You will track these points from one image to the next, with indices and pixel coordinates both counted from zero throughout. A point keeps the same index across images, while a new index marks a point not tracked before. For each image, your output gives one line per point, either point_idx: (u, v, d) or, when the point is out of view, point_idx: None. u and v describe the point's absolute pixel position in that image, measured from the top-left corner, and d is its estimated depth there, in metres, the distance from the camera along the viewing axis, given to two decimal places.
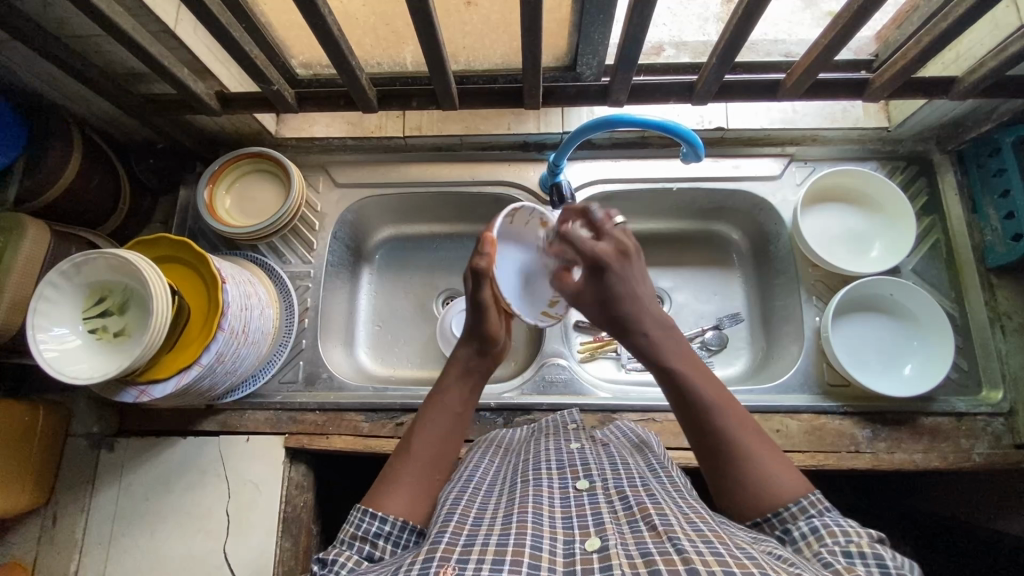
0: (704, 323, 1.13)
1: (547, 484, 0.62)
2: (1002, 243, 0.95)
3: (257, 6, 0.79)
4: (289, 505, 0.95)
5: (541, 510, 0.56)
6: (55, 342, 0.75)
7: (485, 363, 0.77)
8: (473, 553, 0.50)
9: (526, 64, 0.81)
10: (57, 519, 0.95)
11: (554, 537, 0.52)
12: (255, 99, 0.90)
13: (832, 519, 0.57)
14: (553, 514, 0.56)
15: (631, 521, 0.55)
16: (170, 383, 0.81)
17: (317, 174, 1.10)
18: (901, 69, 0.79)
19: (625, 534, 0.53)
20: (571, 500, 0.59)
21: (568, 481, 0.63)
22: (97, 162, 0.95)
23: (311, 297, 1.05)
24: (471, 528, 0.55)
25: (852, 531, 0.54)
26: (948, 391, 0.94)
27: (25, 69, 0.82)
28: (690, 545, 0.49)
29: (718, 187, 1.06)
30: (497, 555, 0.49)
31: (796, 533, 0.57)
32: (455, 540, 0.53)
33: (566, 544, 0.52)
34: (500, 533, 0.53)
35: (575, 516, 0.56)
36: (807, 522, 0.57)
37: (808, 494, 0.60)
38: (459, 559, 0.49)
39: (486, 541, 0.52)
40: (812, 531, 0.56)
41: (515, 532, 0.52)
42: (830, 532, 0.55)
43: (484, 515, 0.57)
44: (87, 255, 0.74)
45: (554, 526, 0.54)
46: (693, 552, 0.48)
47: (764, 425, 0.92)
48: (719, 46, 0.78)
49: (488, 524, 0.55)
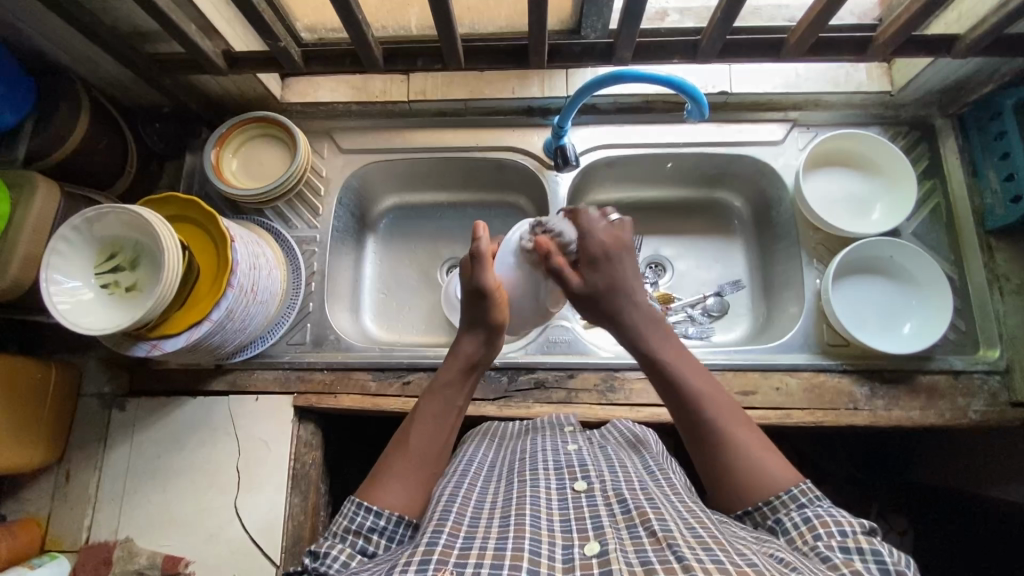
0: (705, 290, 1.14)
1: (545, 485, 0.65)
2: (1001, 206, 0.96)
3: None
4: (298, 462, 0.97)
5: (538, 512, 0.58)
6: (68, 295, 0.76)
7: (490, 353, 0.78)
8: (471, 558, 0.51)
9: (533, 22, 0.82)
10: (70, 475, 0.97)
11: (552, 541, 0.54)
12: (261, 58, 0.90)
13: (825, 509, 0.58)
14: (551, 517, 0.58)
15: (631, 525, 0.56)
16: (181, 338, 0.82)
17: (322, 140, 1.11)
18: (905, 25, 0.80)
19: (624, 539, 0.54)
20: (568, 501, 0.61)
21: (567, 483, 0.65)
22: (105, 124, 0.95)
23: (318, 261, 1.06)
24: (468, 530, 0.56)
25: (844, 520, 0.56)
26: (946, 351, 0.95)
27: (33, 26, 0.82)
28: (691, 553, 0.50)
29: (721, 152, 1.07)
30: (495, 559, 0.50)
31: (788, 522, 0.59)
32: (452, 542, 0.53)
33: (565, 548, 0.53)
34: (498, 536, 0.54)
35: (574, 519, 0.58)
36: (799, 512, 0.59)
37: (800, 483, 0.62)
38: (457, 562, 0.50)
39: (482, 544, 0.53)
40: (805, 521, 0.58)
41: (512, 535, 0.54)
42: (822, 523, 0.57)
43: (481, 516, 0.59)
44: (99, 210, 0.75)
45: (552, 529, 0.56)
46: (693, 559, 0.49)
47: (764, 383, 0.94)
48: (723, 2, 0.78)
49: (485, 526, 0.57)
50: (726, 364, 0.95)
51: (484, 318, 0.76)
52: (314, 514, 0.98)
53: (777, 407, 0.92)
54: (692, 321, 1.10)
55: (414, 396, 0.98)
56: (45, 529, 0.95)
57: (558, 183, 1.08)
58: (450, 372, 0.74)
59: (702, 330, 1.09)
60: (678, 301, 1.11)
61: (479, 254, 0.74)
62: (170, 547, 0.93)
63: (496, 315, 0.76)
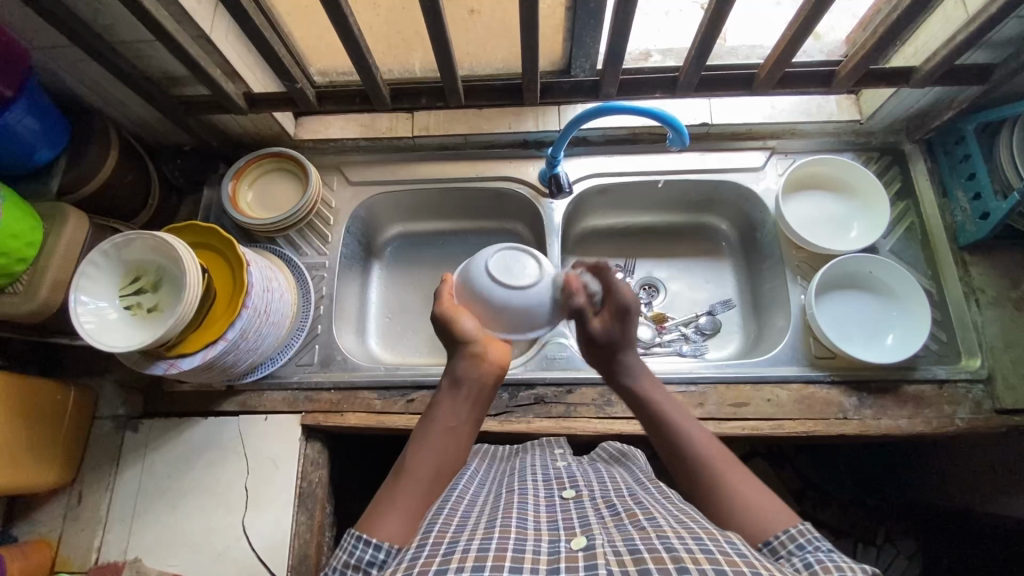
0: (697, 309, 1.19)
1: (534, 493, 0.69)
2: (971, 223, 1.02)
3: (271, 8, 0.88)
4: (305, 480, 0.99)
5: (525, 515, 0.62)
6: (93, 314, 0.82)
7: (478, 370, 0.76)
8: (454, 561, 0.52)
9: (527, 64, 0.90)
10: (82, 496, 0.99)
11: (538, 538, 0.57)
12: (278, 99, 0.98)
13: (825, 554, 0.55)
14: (537, 519, 0.61)
15: (619, 524, 0.59)
16: (197, 357, 0.87)
17: (332, 174, 1.18)
18: (862, 59, 0.88)
19: (612, 534, 0.57)
20: (556, 506, 0.65)
21: (556, 491, 0.70)
22: (131, 161, 1.03)
23: (326, 286, 1.12)
24: (452, 534, 0.58)
25: (848, 567, 0.52)
26: (929, 361, 0.99)
27: (71, 73, 0.91)
28: (680, 544, 0.53)
29: (706, 178, 1.14)
30: (477, 560, 0.51)
31: (793, 569, 0.55)
32: (436, 550, 0.55)
33: (551, 542, 0.56)
34: (482, 537, 0.56)
35: (561, 519, 0.62)
36: (801, 559, 0.55)
37: (795, 526, 0.60)
38: (438, 568, 0.51)
39: (466, 546, 0.55)
40: (807, 565, 0.54)
41: (497, 536, 0.56)
42: (823, 569, 0.52)
43: (465, 522, 0.62)
44: (128, 235, 0.81)
45: (538, 528, 0.59)
46: (683, 551, 0.51)
47: (756, 395, 0.98)
48: (696, 40, 0.86)
49: (469, 530, 0.59)
50: (718, 378, 0.98)
51: (459, 334, 0.78)
52: (319, 534, 0.99)
53: (769, 419, 0.96)
54: (685, 340, 1.14)
55: (417, 413, 1.01)
56: (55, 550, 0.97)
57: (552, 211, 1.14)
58: (444, 393, 0.76)
59: (696, 348, 1.13)
60: (671, 320, 1.16)
61: (440, 292, 0.82)
62: (178, 567, 0.94)
63: (464, 330, 0.78)
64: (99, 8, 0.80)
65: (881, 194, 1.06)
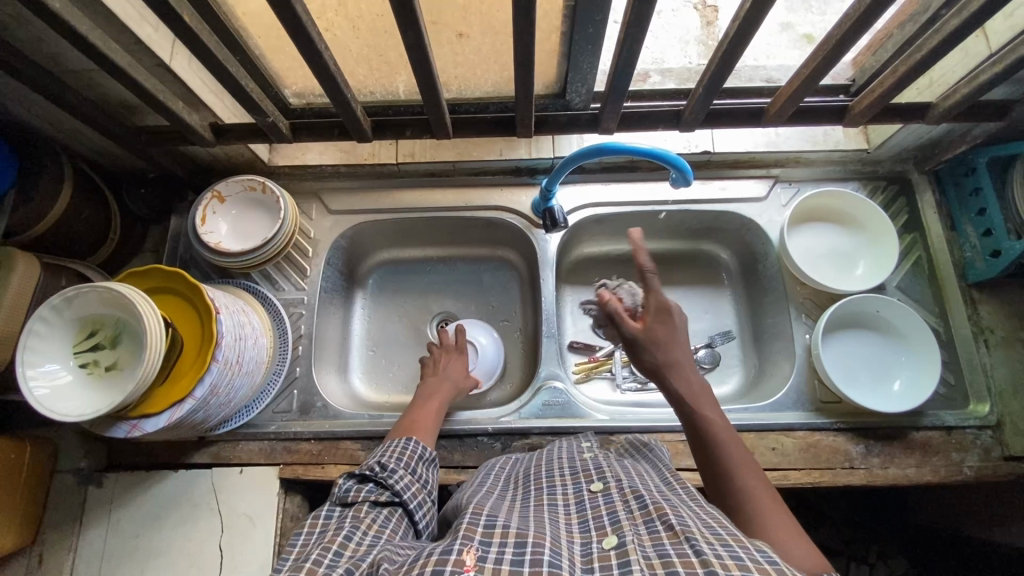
0: (695, 341, 1.14)
1: (561, 493, 0.63)
2: (981, 259, 0.98)
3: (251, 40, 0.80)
4: (285, 537, 0.93)
5: (557, 517, 0.58)
6: (46, 379, 0.74)
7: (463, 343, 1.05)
8: (496, 535, 0.51)
9: (520, 94, 0.83)
10: (44, 558, 0.92)
11: (571, 539, 0.53)
12: (249, 130, 0.91)
13: None
14: (569, 521, 0.57)
15: (648, 520, 0.53)
16: (162, 418, 0.79)
17: (310, 202, 1.11)
18: (878, 98, 0.82)
19: (642, 534, 0.51)
20: (585, 503, 0.60)
21: (583, 486, 0.63)
22: (87, 193, 0.94)
23: (305, 324, 1.05)
24: (489, 512, 0.57)
25: None
26: (937, 406, 0.96)
27: (13, 103, 0.81)
28: (709, 547, 0.46)
29: (707, 208, 1.08)
30: (520, 536, 0.50)
31: None
32: (476, 519, 0.54)
33: (583, 545, 0.52)
34: (518, 520, 0.55)
35: (591, 519, 0.56)
36: None
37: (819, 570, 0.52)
38: (482, 540, 0.50)
39: (506, 522, 0.53)
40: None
41: (534, 524, 0.54)
42: None
43: (503, 508, 0.60)
44: (78, 289, 0.73)
45: (570, 531, 0.55)
46: (712, 554, 0.45)
47: (760, 444, 0.93)
48: (705, 78, 0.80)
49: (507, 514, 0.57)
50: None
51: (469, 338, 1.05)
52: None
53: (774, 469, 0.92)
54: None
55: None
56: None
57: (547, 243, 1.09)
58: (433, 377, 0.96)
59: None
60: None
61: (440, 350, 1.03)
62: None
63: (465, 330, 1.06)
64: (41, 38, 0.71)
65: (897, 245, 1.00)
